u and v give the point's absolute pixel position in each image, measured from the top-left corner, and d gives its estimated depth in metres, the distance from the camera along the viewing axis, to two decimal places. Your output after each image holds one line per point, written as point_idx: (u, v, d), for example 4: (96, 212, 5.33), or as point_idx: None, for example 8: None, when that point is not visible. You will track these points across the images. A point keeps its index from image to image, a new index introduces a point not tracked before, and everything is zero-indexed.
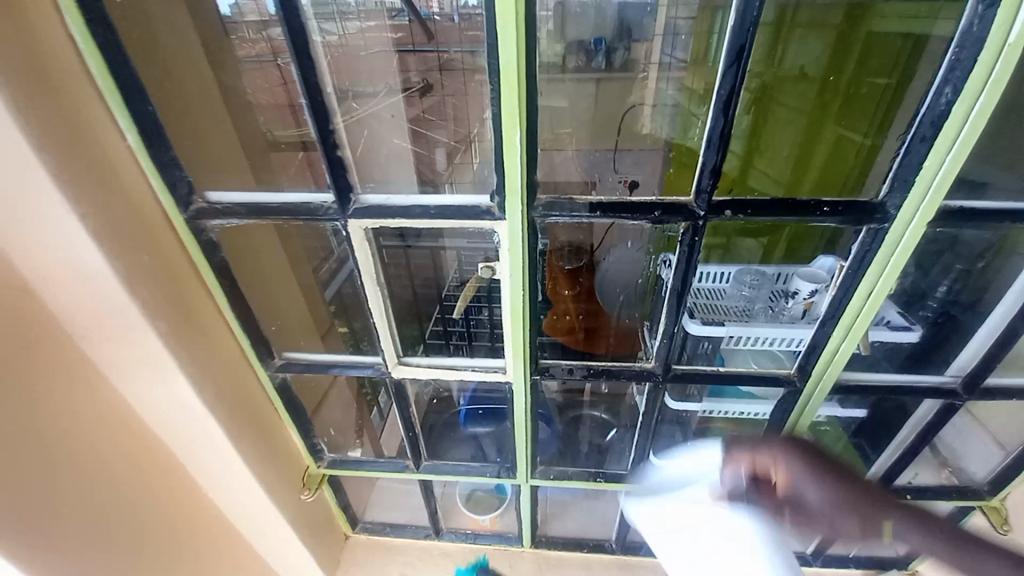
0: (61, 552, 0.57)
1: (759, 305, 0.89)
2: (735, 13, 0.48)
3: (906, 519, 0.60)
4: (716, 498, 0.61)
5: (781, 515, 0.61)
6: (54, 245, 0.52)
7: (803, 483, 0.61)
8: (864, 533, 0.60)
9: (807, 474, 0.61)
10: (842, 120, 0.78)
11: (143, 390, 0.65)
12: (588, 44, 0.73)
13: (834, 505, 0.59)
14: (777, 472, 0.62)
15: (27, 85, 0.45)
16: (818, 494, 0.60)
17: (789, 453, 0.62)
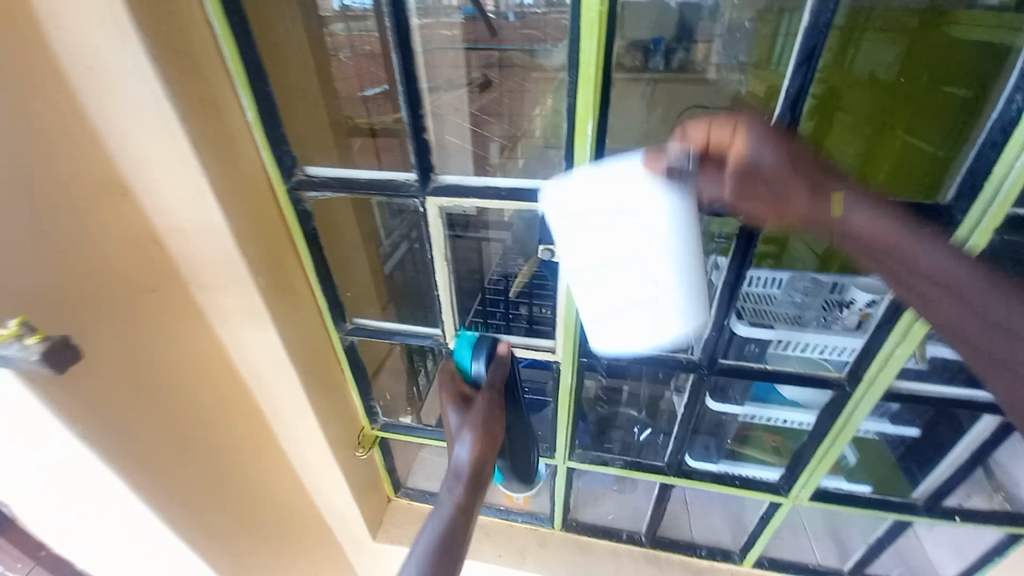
0: (165, 466, 0.66)
1: (810, 313, 0.83)
2: (807, 17, 0.50)
3: (851, 190, 0.51)
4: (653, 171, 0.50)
5: (721, 187, 0.54)
6: (183, 202, 0.61)
7: (758, 149, 0.51)
8: (812, 200, 0.51)
9: (762, 137, 0.51)
10: (914, 126, 0.70)
11: (238, 338, 0.75)
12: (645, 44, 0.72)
13: (788, 159, 0.50)
14: (736, 145, 0.51)
15: (178, 64, 0.54)
16: (773, 156, 0.51)
17: (750, 119, 0.51)
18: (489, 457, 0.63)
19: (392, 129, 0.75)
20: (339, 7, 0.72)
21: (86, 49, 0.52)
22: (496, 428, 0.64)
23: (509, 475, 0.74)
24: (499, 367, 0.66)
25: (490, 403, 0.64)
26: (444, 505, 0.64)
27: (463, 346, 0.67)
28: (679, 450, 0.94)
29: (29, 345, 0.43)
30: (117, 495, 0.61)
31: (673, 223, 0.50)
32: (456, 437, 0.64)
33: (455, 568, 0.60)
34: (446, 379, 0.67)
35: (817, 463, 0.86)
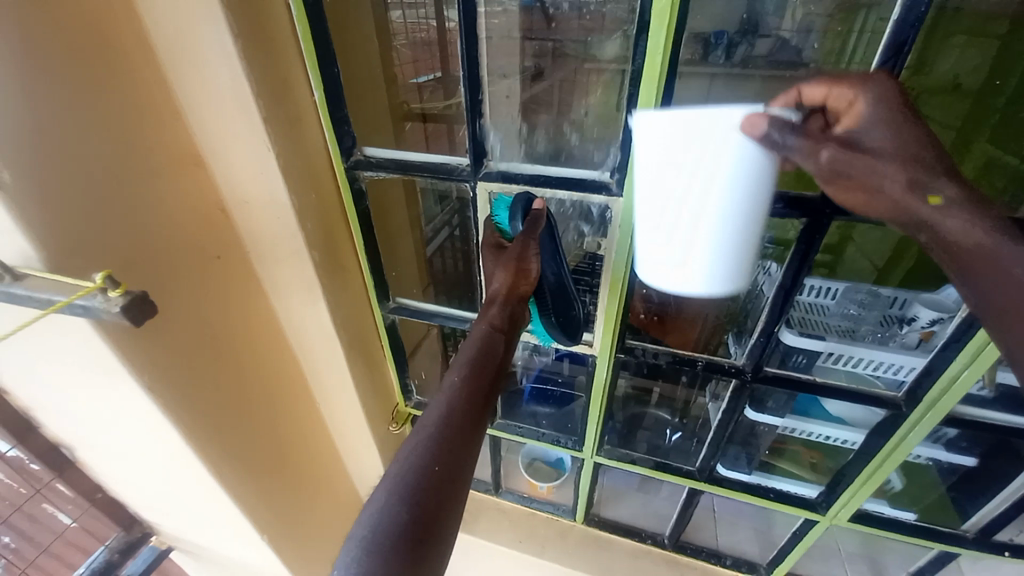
0: (220, 421, 0.71)
1: (864, 327, 0.78)
2: (898, 12, 0.47)
3: (956, 193, 0.45)
4: (750, 125, 0.40)
5: (817, 155, 0.46)
6: (252, 175, 0.64)
7: (871, 128, 0.46)
8: (904, 193, 0.47)
9: (882, 106, 0.46)
10: (998, 138, 0.63)
11: (291, 307, 0.79)
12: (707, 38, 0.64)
13: (896, 146, 0.46)
14: (850, 109, 0.47)
15: (256, 42, 0.56)
16: (881, 138, 0.46)
17: (878, 78, 0.47)
18: (521, 287, 0.67)
19: (443, 115, 0.76)
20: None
21: (173, 25, 0.55)
22: (529, 262, 0.67)
23: (556, 332, 0.74)
24: (534, 220, 0.67)
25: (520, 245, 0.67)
26: (477, 332, 0.64)
27: (500, 207, 0.70)
28: (713, 457, 0.91)
29: (111, 298, 0.46)
30: (175, 445, 0.65)
31: (735, 173, 0.43)
32: (492, 274, 0.70)
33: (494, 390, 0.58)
34: (489, 237, 0.73)
35: (859, 485, 0.82)
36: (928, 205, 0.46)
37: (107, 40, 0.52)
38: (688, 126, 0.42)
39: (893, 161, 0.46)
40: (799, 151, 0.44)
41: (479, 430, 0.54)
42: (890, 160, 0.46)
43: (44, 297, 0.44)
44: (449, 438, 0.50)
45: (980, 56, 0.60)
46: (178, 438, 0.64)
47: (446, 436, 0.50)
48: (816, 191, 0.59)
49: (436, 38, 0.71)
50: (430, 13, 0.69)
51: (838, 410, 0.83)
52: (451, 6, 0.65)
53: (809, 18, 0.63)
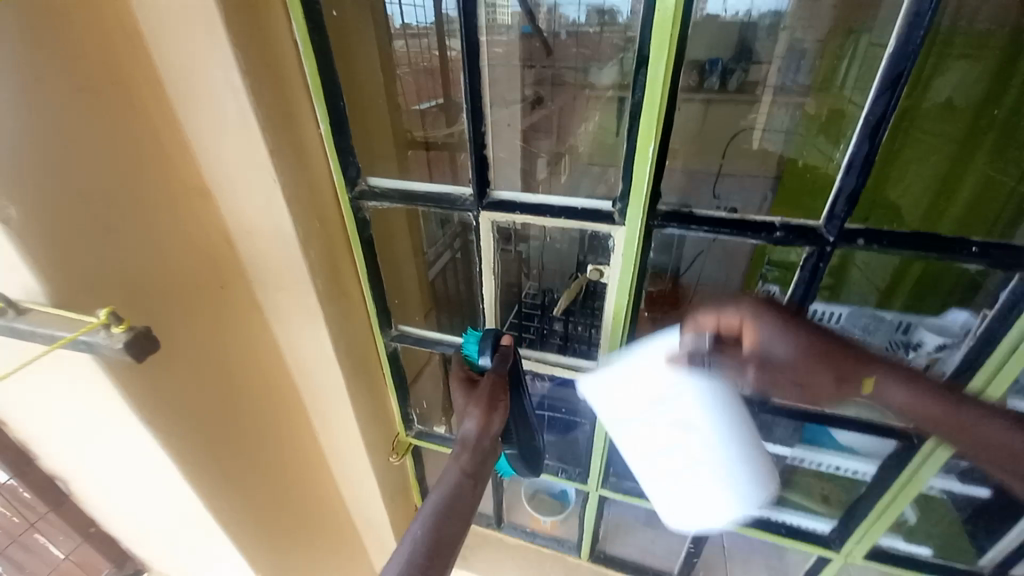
0: (218, 455, 0.69)
1: (869, 352, 0.77)
2: (892, 44, 0.48)
3: (886, 377, 0.64)
4: (667, 362, 0.65)
5: (743, 367, 0.69)
6: (257, 207, 0.65)
7: (770, 339, 0.66)
8: (838, 389, 0.67)
9: (774, 334, 0.65)
10: (994, 159, 0.64)
11: (292, 336, 0.78)
12: (703, 64, 0.65)
13: (802, 348, 0.65)
14: (745, 331, 0.67)
15: (264, 79, 0.58)
16: (786, 349, 0.66)
17: (748, 301, 0.67)
18: (492, 425, 0.65)
19: (445, 143, 0.78)
20: (401, 24, 0.74)
21: (186, 64, 0.56)
22: (501, 404, 0.67)
23: (518, 463, 0.75)
24: (502, 356, 0.70)
25: (495, 387, 0.67)
26: (446, 475, 0.61)
27: (471, 341, 0.74)
28: None
29: (116, 334, 0.46)
30: (169, 481, 0.63)
31: (714, 416, 0.62)
32: (463, 415, 0.67)
33: (466, 526, 0.57)
34: (459, 370, 0.73)
35: (875, 517, 0.79)
36: (865, 391, 0.65)
37: (118, 77, 0.54)
38: (634, 370, 0.67)
39: (796, 358, 0.66)
40: (725, 376, 0.68)
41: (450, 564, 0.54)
42: (791, 362, 0.67)
43: (48, 333, 0.44)
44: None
45: (973, 78, 0.64)
46: (173, 474, 0.62)
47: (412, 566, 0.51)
48: (818, 220, 0.59)
49: (438, 65, 0.75)
50: (433, 42, 0.73)
51: (850, 441, 0.79)
52: (451, 36, 0.69)
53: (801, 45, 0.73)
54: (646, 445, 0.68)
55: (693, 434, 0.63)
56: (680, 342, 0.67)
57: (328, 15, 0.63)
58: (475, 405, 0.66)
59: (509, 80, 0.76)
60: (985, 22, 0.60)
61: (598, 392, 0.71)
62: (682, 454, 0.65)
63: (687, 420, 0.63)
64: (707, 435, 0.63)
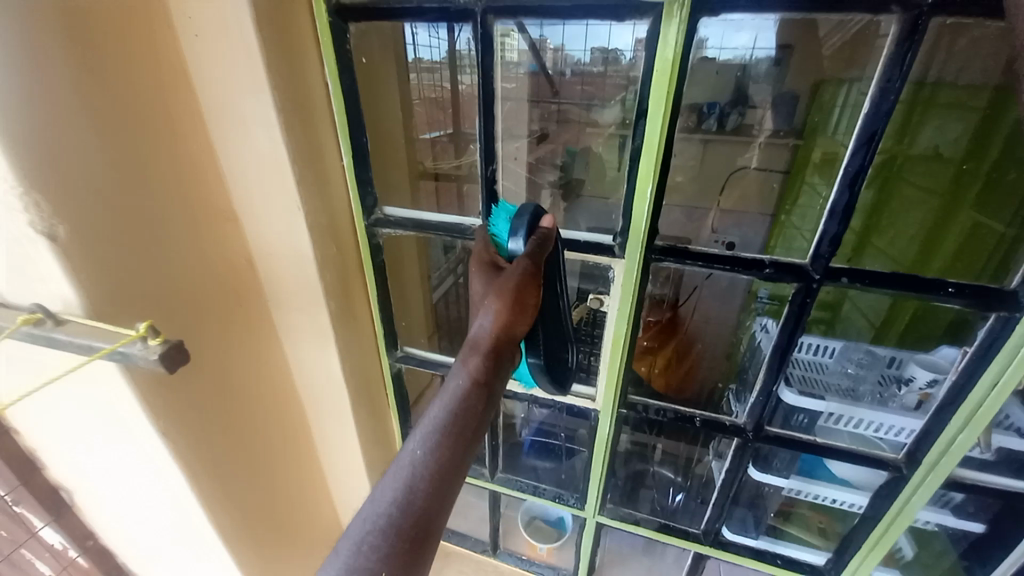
0: (225, 469, 0.71)
1: (864, 386, 0.80)
2: (867, 107, 0.53)
3: None
4: None
5: None
6: (279, 231, 0.69)
7: None
8: None
9: None
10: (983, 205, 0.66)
11: (302, 354, 0.81)
12: (702, 107, 0.67)
13: None
14: None
15: (295, 117, 0.63)
16: None
17: None
18: (516, 329, 0.51)
19: (453, 174, 0.81)
20: (414, 59, 0.74)
21: (227, 101, 0.62)
22: (531, 296, 0.51)
23: (541, 379, 0.61)
24: (540, 240, 0.55)
25: (520, 272, 0.52)
26: (452, 383, 0.48)
27: (501, 219, 0.62)
28: (718, 518, 0.90)
29: (151, 345, 0.49)
30: (176, 493, 0.65)
31: None
32: (481, 306, 0.53)
33: (477, 443, 0.47)
34: (483, 252, 0.60)
35: (868, 549, 0.79)
36: None
37: (166, 113, 0.59)
38: None
39: None
40: None
41: (459, 477, 0.45)
42: None
43: (87, 344, 0.47)
44: (412, 505, 0.42)
45: (962, 129, 0.66)
46: (182, 485, 0.64)
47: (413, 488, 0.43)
48: (805, 258, 0.63)
49: (449, 98, 0.76)
50: (444, 76, 0.73)
51: (846, 472, 0.81)
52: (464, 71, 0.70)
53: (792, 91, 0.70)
54: None
55: None
56: None
57: (358, 60, 0.69)
58: (498, 291, 0.51)
59: (513, 117, 0.74)
60: (972, 78, 0.61)
61: None
62: None
63: None
64: None
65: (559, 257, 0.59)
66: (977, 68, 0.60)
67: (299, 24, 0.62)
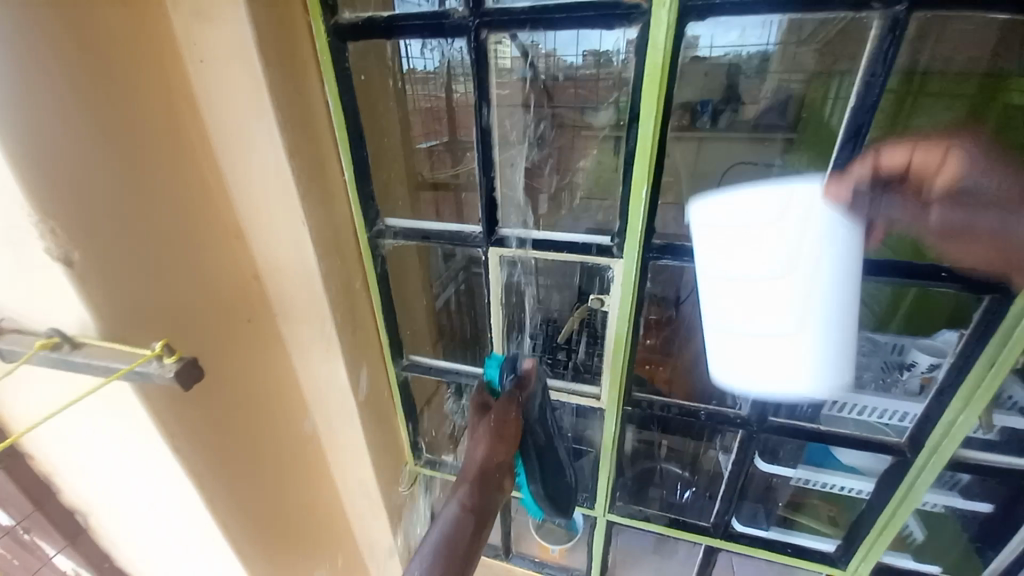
0: (239, 484, 0.72)
1: (868, 375, 0.80)
2: (854, 101, 0.55)
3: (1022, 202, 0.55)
4: (835, 195, 0.57)
5: (927, 214, 0.59)
6: (285, 247, 0.70)
7: (947, 173, 0.57)
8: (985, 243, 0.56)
9: (978, 166, 0.56)
10: None
11: (311, 367, 0.82)
12: (694, 106, 0.70)
13: (956, 212, 0.58)
14: (938, 157, 0.57)
15: (298, 135, 0.65)
16: (983, 181, 0.56)
17: (960, 147, 0.57)
18: (500, 453, 0.72)
19: (451, 183, 0.82)
20: (408, 69, 0.76)
21: (231, 123, 0.63)
22: (507, 429, 0.72)
23: (545, 502, 0.80)
24: (521, 382, 0.75)
25: (505, 411, 0.73)
26: (447, 511, 0.69)
27: (492, 368, 0.77)
28: (727, 510, 0.90)
29: (167, 363, 0.50)
30: (193, 510, 0.66)
31: (834, 233, 0.56)
32: (471, 444, 0.74)
33: (472, 554, 0.65)
34: (478, 394, 0.78)
35: (878, 531, 0.81)
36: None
37: (174, 137, 0.61)
38: (786, 203, 0.54)
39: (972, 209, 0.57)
40: (899, 209, 0.60)
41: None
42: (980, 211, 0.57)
43: (104, 365, 0.49)
44: None
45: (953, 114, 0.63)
46: (198, 502, 0.65)
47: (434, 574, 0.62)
48: None
49: (444, 108, 0.77)
50: (438, 86, 0.75)
51: (852, 459, 0.82)
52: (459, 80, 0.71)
53: (788, 87, 0.74)
54: (735, 272, 0.60)
55: (814, 223, 0.55)
56: (846, 194, 0.58)
57: (356, 77, 0.71)
58: (480, 434, 0.73)
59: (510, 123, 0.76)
60: (963, 61, 0.60)
61: (701, 225, 0.60)
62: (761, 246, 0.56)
63: (771, 242, 0.56)
64: (830, 237, 0.55)
65: (538, 398, 0.76)
66: (964, 55, 0.59)
67: (300, 46, 0.64)
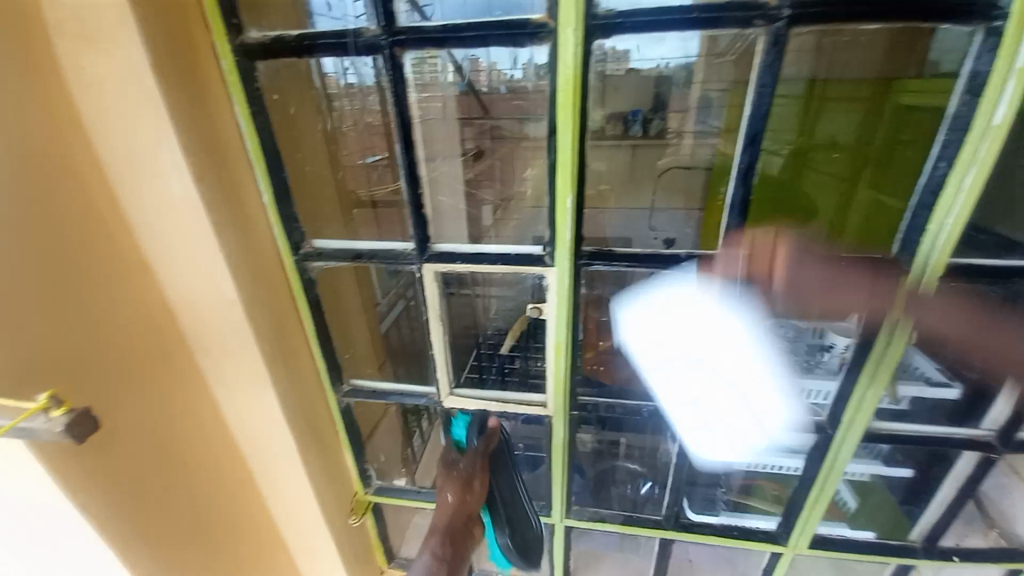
0: (159, 541, 0.65)
1: (793, 359, 0.86)
2: (750, 110, 0.59)
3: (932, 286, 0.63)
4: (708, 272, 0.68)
5: (773, 303, 0.69)
6: (197, 277, 0.65)
7: (792, 265, 0.66)
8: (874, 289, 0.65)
9: (801, 263, 0.66)
10: (876, 182, 0.75)
11: (239, 404, 0.76)
12: (627, 115, 0.77)
13: (814, 259, 0.67)
14: (775, 257, 0.66)
15: (205, 158, 0.61)
16: (801, 252, 0.66)
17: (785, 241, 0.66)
18: (467, 500, 0.77)
19: (393, 199, 0.78)
20: (344, 84, 0.73)
21: (126, 147, 0.58)
22: (477, 479, 0.78)
23: (513, 554, 0.81)
24: (488, 438, 0.83)
25: (474, 466, 0.80)
26: (420, 561, 0.71)
27: (459, 425, 0.86)
28: (677, 501, 0.94)
29: (54, 417, 0.45)
30: (108, 575, 0.59)
31: (732, 309, 0.70)
32: (440, 491, 0.79)
33: None
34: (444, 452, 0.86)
35: (811, 506, 0.86)
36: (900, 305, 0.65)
37: (58, 166, 0.55)
38: (699, 317, 0.72)
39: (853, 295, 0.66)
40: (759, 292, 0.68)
41: None
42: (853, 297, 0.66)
43: None
44: None
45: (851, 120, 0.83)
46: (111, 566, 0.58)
47: None
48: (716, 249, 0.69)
49: (382, 123, 0.75)
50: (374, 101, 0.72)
51: None
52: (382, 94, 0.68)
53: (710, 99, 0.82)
54: (691, 368, 0.80)
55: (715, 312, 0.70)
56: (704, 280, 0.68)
57: (269, 96, 0.67)
58: (450, 484, 0.78)
59: (445, 136, 0.82)
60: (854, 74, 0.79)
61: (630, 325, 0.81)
62: (711, 339, 0.74)
63: (726, 360, 0.77)
64: (735, 320, 0.72)
65: (504, 455, 0.83)
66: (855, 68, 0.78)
67: (204, 66, 0.60)
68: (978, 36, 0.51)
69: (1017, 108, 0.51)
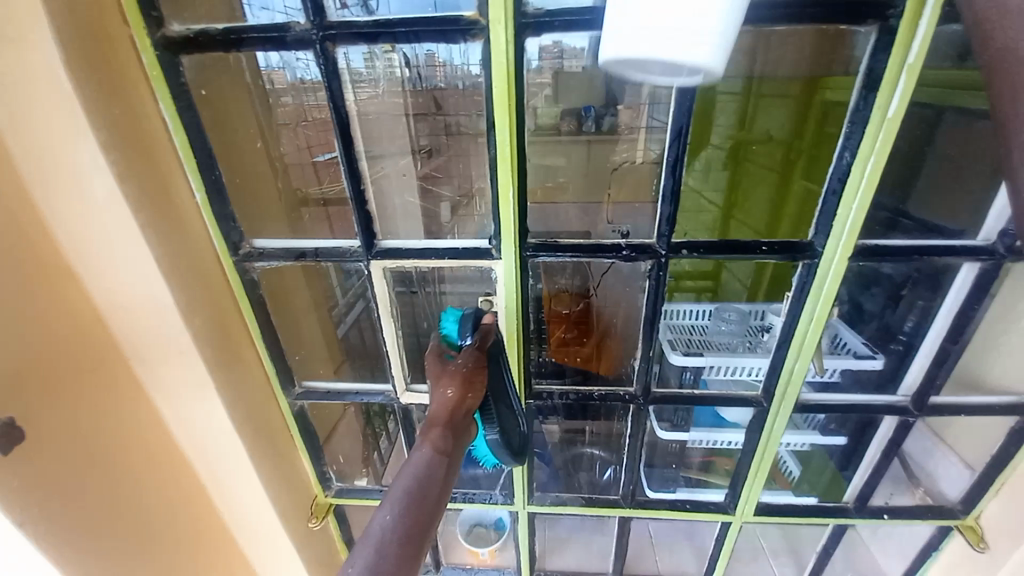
0: (102, 554, 0.63)
1: (737, 339, 0.95)
2: (676, 101, 0.62)
3: None
4: None
5: None
6: (127, 281, 0.63)
7: None
8: None
9: None
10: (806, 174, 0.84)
11: (182, 411, 0.73)
12: (578, 111, 0.75)
13: None
14: None
15: (129, 155, 0.58)
16: None
17: None
18: (470, 401, 0.61)
19: (341, 198, 0.75)
20: (292, 78, 0.69)
21: (39, 145, 0.55)
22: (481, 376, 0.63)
23: (502, 452, 0.67)
24: (483, 334, 0.69)
25: (469, 360, 0.65)
26: (415, 455, 0.55)
27: (449, 320, 0.71)
28: (633, 480, 0.97)
29: None
30: None
31: None
32: (436, 386, 0.63)
33: (441, 506, 0.53)
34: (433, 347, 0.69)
35: (753, 476, 0.92)
36: None
37: None
38: None
39: None
40: None
41: (432, 529, 0.51)
42: None
43: None
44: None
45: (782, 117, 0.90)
46: None
47: (407, 523, 0.49)
48: (653, 238, 0.72)
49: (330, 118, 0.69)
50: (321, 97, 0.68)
51: (734, 416, 0.95)
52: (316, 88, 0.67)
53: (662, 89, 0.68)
54: None
55: None
56: None
57: (196, 92, 0.65)
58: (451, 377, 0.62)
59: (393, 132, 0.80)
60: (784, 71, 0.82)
61: None
62: None
63: None
64: None
65: (500, 353, 0.70)
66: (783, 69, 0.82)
67: (123, 60, 0.58)
68: (873, 35, 0.56)
69: (906, 101, 0.57)
